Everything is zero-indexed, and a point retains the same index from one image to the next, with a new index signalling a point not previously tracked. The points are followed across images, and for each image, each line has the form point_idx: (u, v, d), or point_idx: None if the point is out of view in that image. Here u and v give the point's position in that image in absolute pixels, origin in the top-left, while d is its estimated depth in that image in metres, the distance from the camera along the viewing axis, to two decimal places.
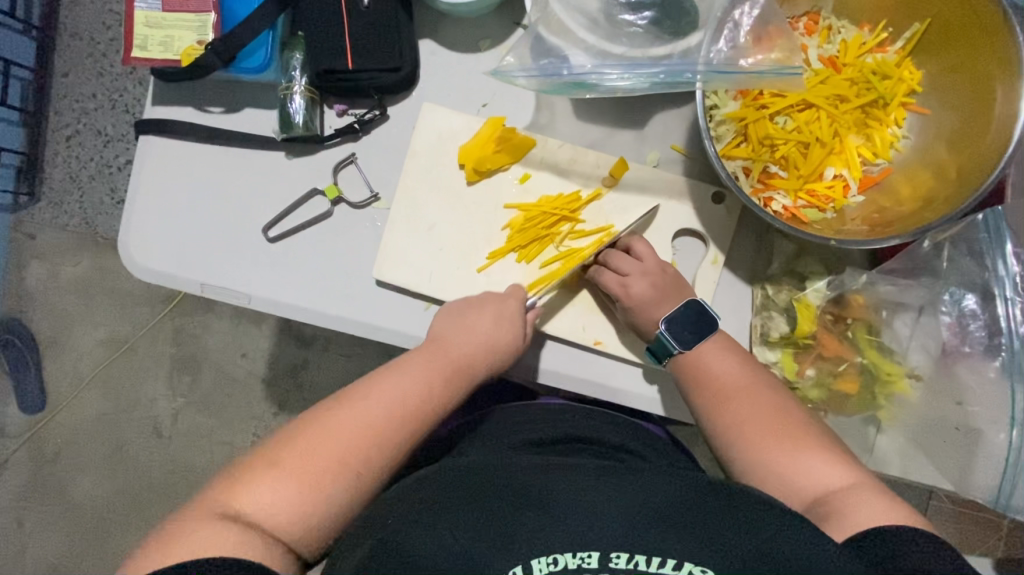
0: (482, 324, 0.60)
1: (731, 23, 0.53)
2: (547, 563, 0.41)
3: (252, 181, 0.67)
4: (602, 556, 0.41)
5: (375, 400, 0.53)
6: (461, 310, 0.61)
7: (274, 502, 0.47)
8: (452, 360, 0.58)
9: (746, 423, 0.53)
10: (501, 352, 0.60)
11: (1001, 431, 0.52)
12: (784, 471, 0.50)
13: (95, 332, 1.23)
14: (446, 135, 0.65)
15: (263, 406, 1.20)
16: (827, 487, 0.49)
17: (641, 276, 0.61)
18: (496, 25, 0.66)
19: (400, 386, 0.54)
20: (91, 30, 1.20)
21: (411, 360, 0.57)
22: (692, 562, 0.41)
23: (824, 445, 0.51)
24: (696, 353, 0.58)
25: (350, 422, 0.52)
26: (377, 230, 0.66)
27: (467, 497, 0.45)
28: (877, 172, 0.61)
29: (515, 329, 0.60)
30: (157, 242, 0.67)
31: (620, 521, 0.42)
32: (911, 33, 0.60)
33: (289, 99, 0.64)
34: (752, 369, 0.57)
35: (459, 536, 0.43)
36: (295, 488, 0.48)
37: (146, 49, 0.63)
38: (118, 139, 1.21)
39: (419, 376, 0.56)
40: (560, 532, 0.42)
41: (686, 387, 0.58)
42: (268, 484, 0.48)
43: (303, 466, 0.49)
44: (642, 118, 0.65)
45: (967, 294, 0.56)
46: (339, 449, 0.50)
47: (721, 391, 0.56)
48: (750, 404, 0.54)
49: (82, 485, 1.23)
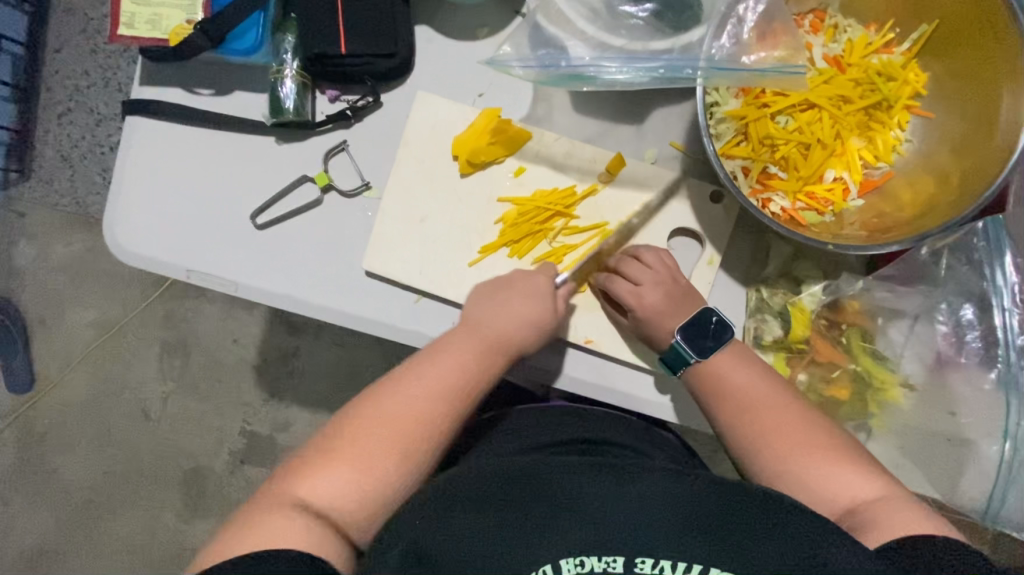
0: (509, 305, 0.58)
1: (734, 18, 0.52)
2: (575, 564, 0.41)
3: (243, 166, 0.65)
4: (625, 561, 0.41)
5: (418, 385, 0.54)
6: (490, 292, 0.60)
7: (335, 491, 0.49)
8: (484, 339, 0.57)
9: (770, 432, 0.52)
10: (537, 329, 0.58)
11: (994, 443, 0.51)
12: (811, 482, 0.50)
13: (85, 313, 1.22)
14: (440, 126, 0.64)
15: (254, 393, 1.20)
16: (859, 498, 0.48)
17: (654, 285, 0.59)
18: (493, 13, 0.65)
19: (437, 374, 0.55)
20: (86, 6, 1.18)
21: (443, 345, 0.57)
22: (720, 570, 0.41)
23: (852, 456, 0.50)
24: (713, 365, 0.56)
25: (377, 424, 0.51)
26: (368, 221, 0.65)
27: (478, 505, 0.45)
28: (877, 176, 0.59)
29: (544, 301, 0.58)
30: (144, 225, 0.65)
31: (633, 520, 0.43)
32: (918, 34, 0.58)
33: (280, 83, 0.62)
34: (771, 379, 0.55)
35: (482, 537, 0.43)
36: (350, 477, 0.49)
37: (132, 27, 0.61)
38: (111, 118, 1.19)
39: (456, 359, 0.56)
40: (586, 530, 0.42)
41: (705, 399, 0.56)
42: (340, 469, 0.49)
43: (363, 450, 0.50)
44: (641, 113, 0.64)
45: (964, 305, 0.55)
46: (388, 433, 0.51)
47: (743, 401, 0.54)
48: (773, 415, 0.53)
49: (69, 467, 1.22)
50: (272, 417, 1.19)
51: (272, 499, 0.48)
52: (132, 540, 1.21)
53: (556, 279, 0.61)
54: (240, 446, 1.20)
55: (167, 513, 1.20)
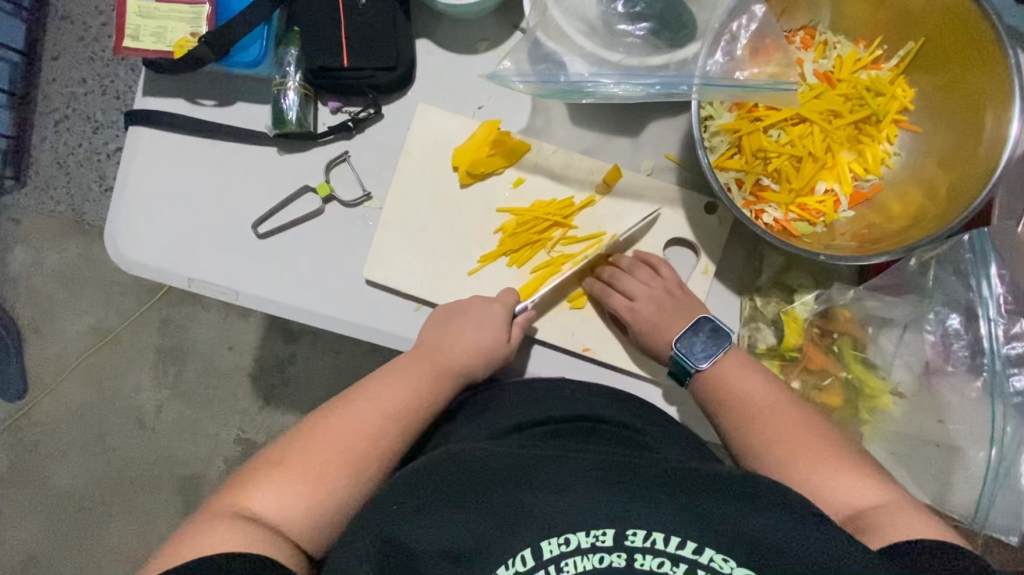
0: (463, 332, 0.60)
1: (728, 35, 0.53)
2: (557, 544, 0.41)
3: (244, 176, 0.66)
4: (616, 533, 0.41)
5: (365, 404, 0.54)
6: (445, 319, 0.62)
7: (283, 501, 0.48)
8: (436, 361, 0.59)
9: (774, 440, 0.52)
10: (486, 355, 0.60)
11: (981, 449, 0.53)
12: (814, 483, 0.49)
13: (79, 320, 1.21)
14: (441, 136, 0.65)
15: (249, 400, 1.20)
16: (865, 503, 0.48)
17: (648, 299, 0.61)
18: (493, 27, 0.66)
19: (389, 394, 0.56)
20: (85, 15, 1.19)
21: (397, 365, 0.58)
22: (713, 549, 0.41)
23: (843, 453, 0.50)
24: (719, 370, 0.57)
25: (324, 437, 0.52)
26: (369, 230, 0.66)
27: (468, 489, 0.45)
28: (867, 188, 0.61)
29: (497, 330, 0.60)
30: (146, 234, 0.66)
31: (625, 499, 0.43)
32: (905, 51, 0.60)
33: (282, 95, 0.63)
34: (775, 389, 0.56)
35: (464, 520, 0.43)
36: (293, 488, 0.49)
37: (137, 39, 0.62)
38: (108, 125, 1.19)
39: (406, 380, 0.57)
40: (572, 509, 0.43)
41: (710, 403, 0.57)
42: (282, 483, 0.49)
43: (306, 464, 0.50)
44: (637, 125, 0.65)
45: (951, 314, 0.57)
46: (331, 449, 0.51)
47: (744, 405, 0.55)
48: (775, 420, 0.53)
49: (61, 475, 1.22)
50: (267, 424, 1.19)
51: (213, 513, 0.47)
52: (124, 548, 1.20)
53: (512, 305, 0.62)
54: (234, 453, 1.20)
55: (160, 521, 1.20)
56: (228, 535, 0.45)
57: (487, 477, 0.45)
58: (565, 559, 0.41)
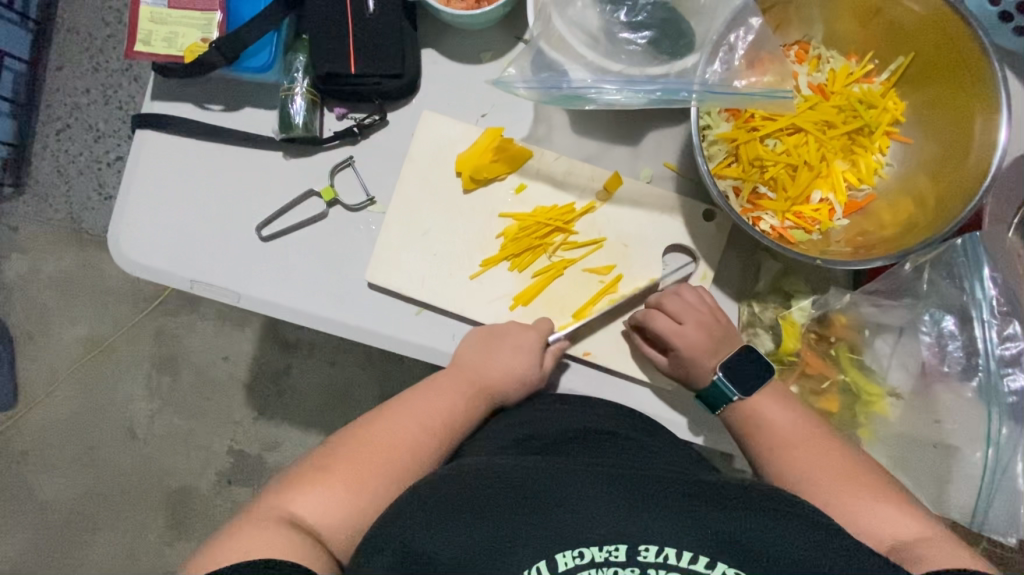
0: (497, 353, 0.60)
1: (725, 46, 0.54)
2: (573, 557, 0.42)
3: (247, 180, 0.67)
4: (629, 549, 0.41)
5: (406, 418, 0.56)
6: (484, 339, 0.61)
7: (323, 507, 0.50)
8: (473, 380, 0.60)
9: (813, 470, 0.52)
10: (521, 377, 0.60)
11: (978, 449, 0.54)
12: (857, 516, 0.49)
13: (73, 329, 1.21)
14: (445, 144, 0.66)
15: (243, 411, 1.19)
16: (903, 536, 0.47)
17: (696, 324, 0.59)
18: (497, 38, 0.68)
19: (426, 411, 0.57)
20: (90, 26, 1.20)
21: (434, 383, 0.59)
22: (725, 563, 0.41)
23: (874, 477, 0.51)
24: (753, 404, 0.56)
25: (364, 452, 0.53)
26: (371, 233, 0.67)
27: (479, 504, 0.44)
28: (861, 197, 0.63)
29: (531, 354, 0.60)
30: (149, 236, 0.66)
31: (644, 513, 0.43)
32: (896, 66, 0.62)
33: (291, 100, 0.64)
34: (815, 423, 0.55)
35: (479, 533, 0.43)
36: (333, 497, 0.50)
37: (149, 43, 0.63)
38: (110, 135, 1.20)
39: (443, 397, 0.58)
40: (586, 524, 0.42)
41: (744, 434, 0.56)
42: (322, 491, 0.51)
43: (350, 472, 0.52)
44: (636, 134, 0.67)
45: (946, 316, 0.57)
46: (375, 462, 0.53)
47: (782, 441, 0.54)
48: (817, 456, 0.52)
49: (48, 487, 1.20)
50: (260, 436, 1.18)
51: (256, 513, 0.49)
52: (112, 562, 1.18)
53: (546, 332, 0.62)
54: (227, 465, 1.18)
55: (149, 534, 1.18)
56: (262, 533, 0.47)
57: (504, 489, 0.45)
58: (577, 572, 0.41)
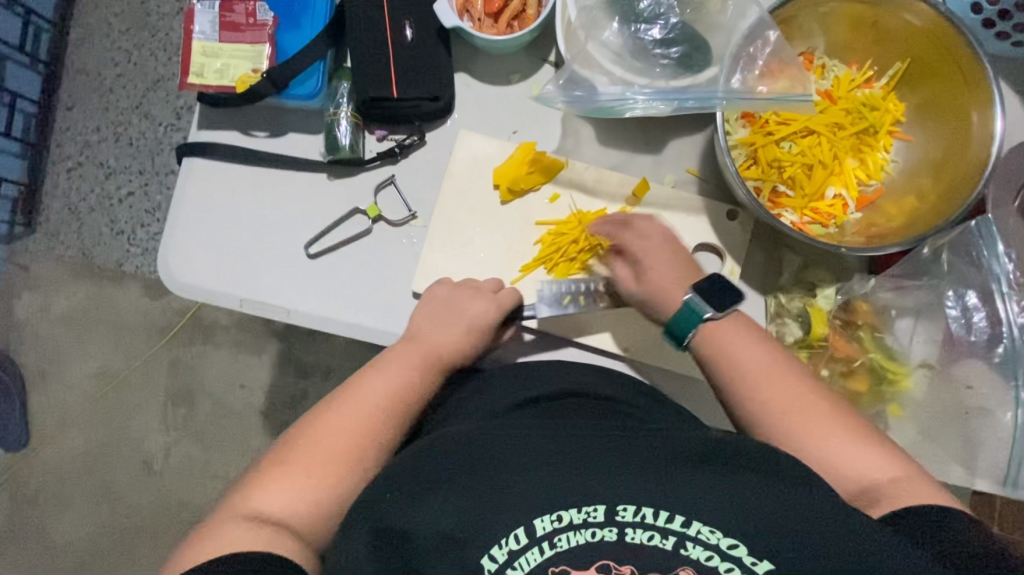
0: (452, 328, 0.63)
1: (744, 58, 0.60)
2: (550, 521, 0.44)
3: (293, 200, 0.70)
4: (607, 509, 0.44)
5: (362, 396, 0.57)
6: (445, 311, 0.64)
7: (292, 497, 0.51)
8: (428, 352, 0.61)
9: (785, 406, 0.54)
10: (473, 342, 0.64)
11: (1008, 411, 0.57)
12: (825, 453, 0.52)
13: (87, 364, 1.21)
14: (482, 159, 0.70)
15: (261, 439, 1.19)
16: (868, 473, 0.50)
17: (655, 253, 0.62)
18: (523, 61, 0.72)
19: (383, 387, 0.58)
20: (99, 67, 1.23)
21: (389, 358, 0.61)
22: (701, 522, 0.43)
23: (845, 424, 0.53)
24: (721, 337, 0.57)
25: (325, 437, 0.54)
26: (414, 246, 0.70)
27: (458, 478, 0.47)
28: (871, 191, 0.68)
29: (484, 327, 0.64)
30: (198, 258, 0.69)
31: (618, 472, 0.46)
32: (894, 71, 0.68)
33: (336, 124, 0.69)
34: (779, 359, 0.57)
35: (456, 504, 0.46)
36: (301, 483, 0.52)
37: (202, 76, 0.67)
38: (120, 171, 1.22)
39: (398, 371, 0.59)
40: (563, 487, 0.45)
41: (713, 368, 0.57)
42: (290, 481, 0.52)
43: (314, 460, 0.53)
44: (659, 143, 0.71)
45: (968, 292, 0.61)
46: (337, 444, 0.54)
47: (750, 374, 0.56)
48: (781, 388, 0.55)
49: (62, 526, 1.19)
50: None
51: (224, 514, 0.50)
52: None
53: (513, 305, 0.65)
54: None
55: None
56: (243, 533, 0.48)
57: (482, 460, 0.48)
58: (556, 536, 0.44)
